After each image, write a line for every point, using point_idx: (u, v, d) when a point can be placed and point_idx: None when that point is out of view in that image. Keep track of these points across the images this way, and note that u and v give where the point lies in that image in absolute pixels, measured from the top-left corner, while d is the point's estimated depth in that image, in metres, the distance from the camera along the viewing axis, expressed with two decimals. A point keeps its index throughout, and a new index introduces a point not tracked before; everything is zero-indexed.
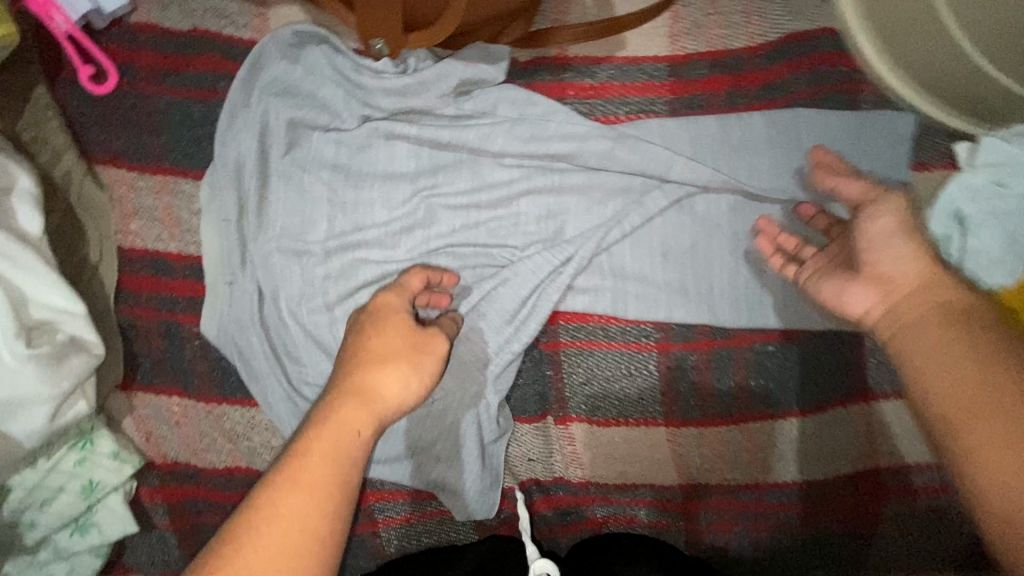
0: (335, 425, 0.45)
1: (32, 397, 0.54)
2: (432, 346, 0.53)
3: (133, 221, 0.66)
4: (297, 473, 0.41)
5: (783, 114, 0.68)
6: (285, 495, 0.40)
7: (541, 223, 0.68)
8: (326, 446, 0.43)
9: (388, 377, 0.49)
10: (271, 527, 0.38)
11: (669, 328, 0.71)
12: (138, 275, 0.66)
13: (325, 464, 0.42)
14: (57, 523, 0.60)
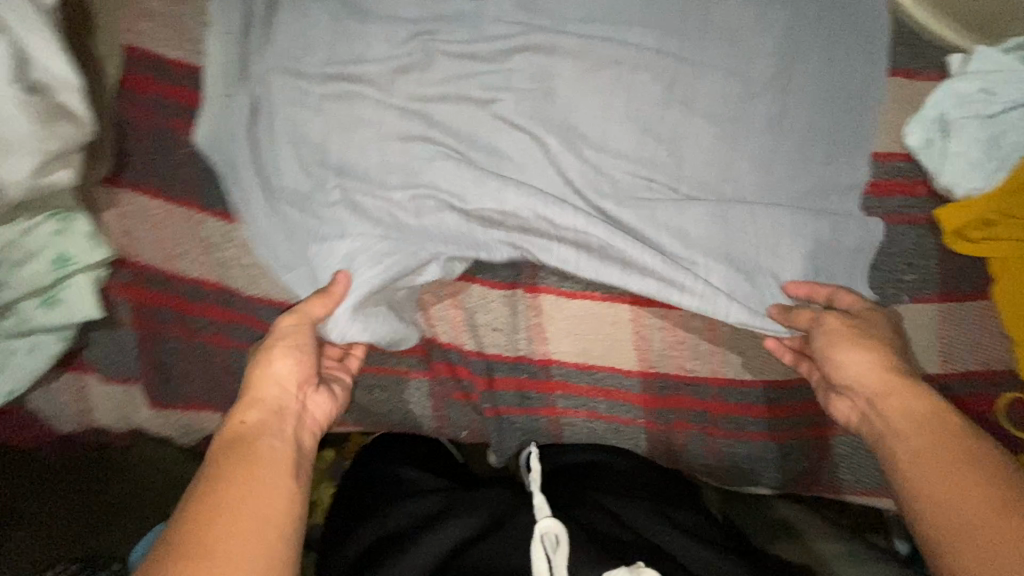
0: (239, 451, 0.52)
1: (21, 147, 0.57)
2: (306, 326, 0.62)
3: (142, 22, 0.68)
4: (230, 501, 0.48)
5: (786, 4, 0.69)
6: (226, 516, 0.46)
7: (535, 86, 0.69)
8: (266, 461, 0.52)
9: (282, 370, 0.59)
10: (240, 519, 0.47)
11: None
12: (138, 75, 0.68)
13: (265, 474, 0.51)
14: (27, 288, 0.62)
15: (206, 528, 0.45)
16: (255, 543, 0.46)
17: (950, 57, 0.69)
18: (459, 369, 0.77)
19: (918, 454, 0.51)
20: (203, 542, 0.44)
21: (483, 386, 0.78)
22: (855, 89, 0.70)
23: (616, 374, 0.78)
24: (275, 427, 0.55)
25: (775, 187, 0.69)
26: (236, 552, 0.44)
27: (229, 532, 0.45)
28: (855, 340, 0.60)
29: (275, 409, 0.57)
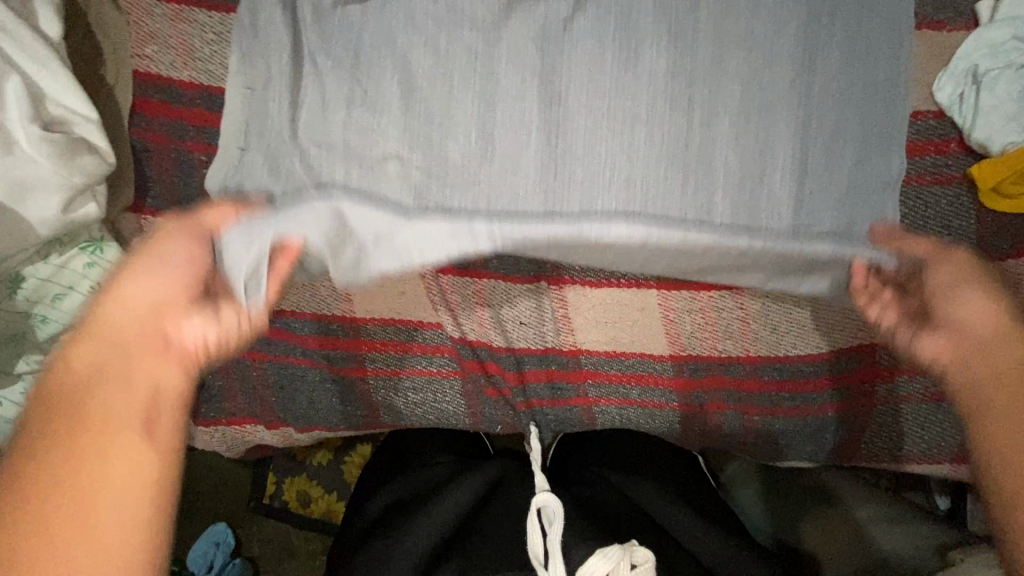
0: (69, 416, 0.46)
1: (47, 184, 0.57)
2: (131, 290, 0.56)
3: (148, 46, 0.67)
4: (94, 425, 0.46)
5: None
6: (69, 463, 0.43)
7: (540, 87, 0.68)
8: (105, 404, 0.47)
9: (120, 322, 0.54)
10: (90, 480, 0.43)
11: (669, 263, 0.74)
12: (150, 100, 0.68)
13: (122, 411, 0.48)
14: (67, 321, 0.64)
15: (60, 445, 0.44)
16: (117, 514, 0.43)
17: (979, 5, 0.66)
18: (489, 365, 0.78)
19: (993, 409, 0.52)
20: (49, 458, 0.43)
21: (515, 380, 0.78)
22: (881, 51, 0.66)
23: (647, 360, 0.78)
24: (117, 386, 0.49)
25: (802, 163, 0.66)
26: (104, 488, 0.43)
27: (105, 476, 0.44)
28: (967, 274, 0.61)
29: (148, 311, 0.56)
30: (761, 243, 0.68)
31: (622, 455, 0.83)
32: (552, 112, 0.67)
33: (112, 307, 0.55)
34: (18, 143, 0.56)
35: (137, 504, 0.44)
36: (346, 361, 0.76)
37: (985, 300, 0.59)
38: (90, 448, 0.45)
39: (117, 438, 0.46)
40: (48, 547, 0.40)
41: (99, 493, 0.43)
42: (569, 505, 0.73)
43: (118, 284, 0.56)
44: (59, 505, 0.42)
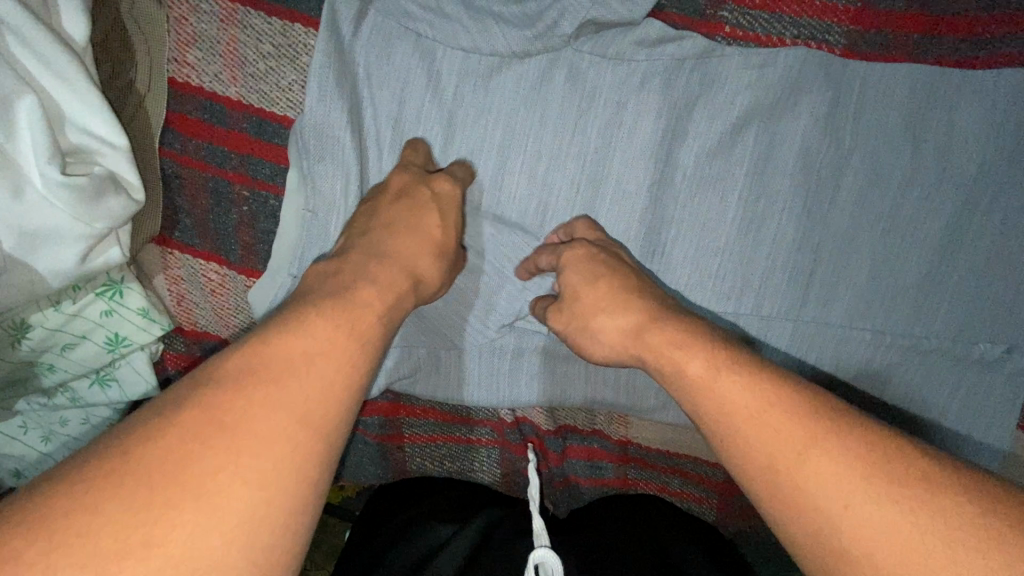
0: (267, 374, 0.33)
1: (68, 234, 0.48)
2: (432, 226, 0.51)
3: (191, 50, 0.55)
4: (270, 376, 0.34)
5: (986, 77, 0.55)
6: (211, 431, 0.30)
7: (649, 173, 0.59)
8: (286, 372, 0.34)
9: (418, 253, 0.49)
10: (233, 458, 0.30)
11: None
12: (188, 117, 0.57)
13: (311, 388, 0.34)
14: (78, 370, 0.56)
15: (261, 385, 0.33)
16: (266, 466, 0.31)
17: None
18: (532, 442, 0.72)
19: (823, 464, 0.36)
20: (264, 372, 0.34)
21: (556, 459, 0.74)
22: None
23: (700, 462, 0.73)
24: (363, 318, 0.41)
25: (913, 309, 0.60)
26: (225, 483, 0.29)
27: (247, 424, 0.31)
28: (613, 299, 0.53)
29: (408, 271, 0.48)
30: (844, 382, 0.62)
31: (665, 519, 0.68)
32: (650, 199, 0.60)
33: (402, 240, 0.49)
34: (33, 186, 0.46)
35: (305, 473, 0.32)
36: (383, 426, 0.70)
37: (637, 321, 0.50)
38: (258, 388, 0.33)
39: (273, 396, 0.33)
40: (141, 495, 0.28)
41: (275, 467, 0.31)
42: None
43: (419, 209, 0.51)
44: (215, 436, 0.30)
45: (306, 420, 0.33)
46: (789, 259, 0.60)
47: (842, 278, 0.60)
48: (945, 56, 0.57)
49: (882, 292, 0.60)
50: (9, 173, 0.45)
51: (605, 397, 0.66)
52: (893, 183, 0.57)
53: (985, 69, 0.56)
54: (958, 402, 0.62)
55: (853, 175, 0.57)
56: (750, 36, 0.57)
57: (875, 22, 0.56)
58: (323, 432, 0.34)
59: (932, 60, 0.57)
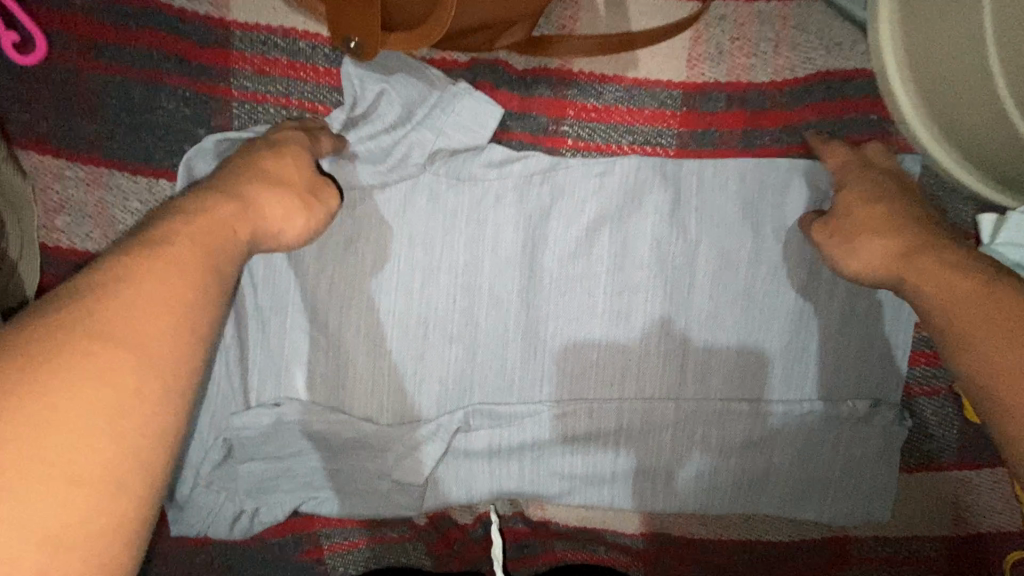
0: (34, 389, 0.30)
1: None
2: (263, 164, 0.50)
3: (59, 216, 0.57)
4: (132, 310, 0.35)
5: (805, 160, 0.61)
6: None
7: (521, 274, 0.63)
8: (96, 373, 0.32)
9: (273, 203, 0.48)
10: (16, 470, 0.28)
11: (658, 457, 0.66)
12: (64, 277, 0.58)
13: (139, 364, 0.34)
14: None
15: (98, 345, 0.33)
16: (114, 446, 0.31)
17: (981, 217, 0.62)
18: (452, 535, 0.73)
19: (942, 291, 0.47)
20: (85, 347, 0.32)
21: (480, 551, 0.73)
22: None
23: (619, 534, 0.74)
24: (205, 292, 0.39)
25: (781, 376, 0.64)
26: (57, 470, 0.29)
27: (40, 449, 0.29)
28: (879, 223, 0.54)
29: (255, 238, 0.47)
30: (731, 448, 0.65)
31: None
32: (527, 295, 0.63)
33: (229, 210, 0.45)
34: None
35: (147, 463, 0.32)
36: (301, 543, 0.71)
37: (875, 239, 0.53)
38: (123, 318, 0.34)
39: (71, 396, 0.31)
40: None
41: (129, 417, 0.32)
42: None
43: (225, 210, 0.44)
44: None
45: (170, 362, 0.35)
46: (663, 339, 0.63)
47: (714, 352, 0.64)
48: (769, 144, 0.62)
49: (752, 362, 0.64)
50: None
51: (512, 487, 0.67)
52: (745, 261, 0.62)
53: (801, 154, 0.62)
54: (840, 454, 0.66)
55: (706, 259, 0.62)
56: (591, 145, 0.62)
57: (701, 122, 0.62)
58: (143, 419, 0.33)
59: (759, 149, 0.62)
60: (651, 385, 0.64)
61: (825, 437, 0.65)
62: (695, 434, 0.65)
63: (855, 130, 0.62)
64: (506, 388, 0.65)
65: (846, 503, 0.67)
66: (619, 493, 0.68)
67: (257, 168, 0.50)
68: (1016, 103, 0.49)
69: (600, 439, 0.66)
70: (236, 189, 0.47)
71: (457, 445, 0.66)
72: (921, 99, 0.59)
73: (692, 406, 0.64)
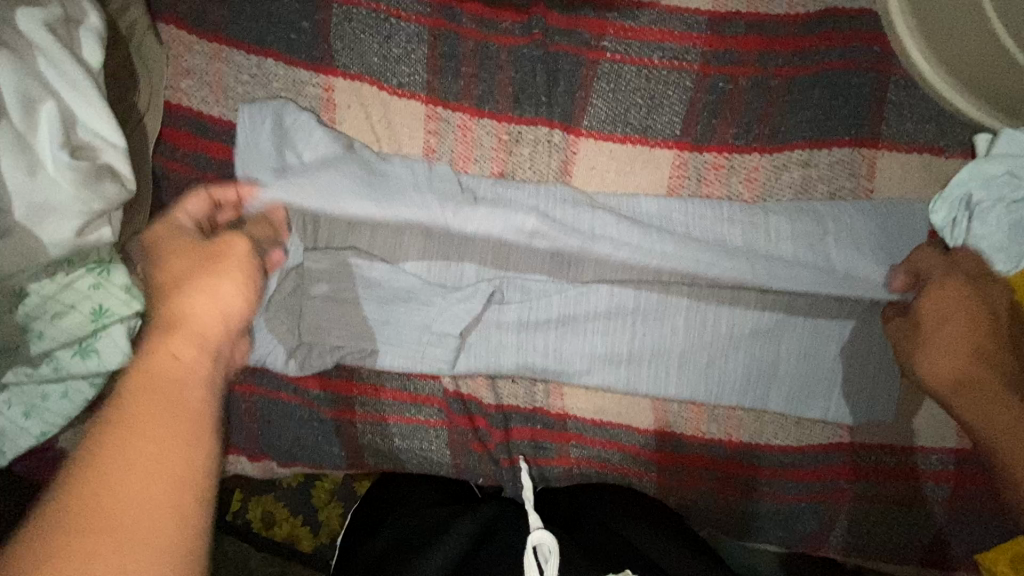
0: (110, 480, 0.35)
1: (67, 209, 0.58)
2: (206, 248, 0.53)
3: (183, 79, 0.69)
4: (123, 428, 0.37)
5: (813, 81, 0.70)
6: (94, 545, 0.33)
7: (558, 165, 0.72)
8: (147, 451, 0.37)
9: (211, 297, 0.49)
10: (134, 527, 0.34)
11: (671, 342, 0.73)
12: (179, 130, 0.70)
13: (176, 431, 0.38)
14: (64, 338, 0.64)
15: (93, 480, 0.35)
16: (188, 481, 0.37)
17: (978, 136, 0.69)
18: (477, 420, 0.78)
19: (997, 427, 0.60)
20: (119, 447, 0.36)
21: (501, 437, 0.78)
22: (880, 169, 0.70)
23: (631, 431, 0.78)
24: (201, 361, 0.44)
25: (789, 271, 0.70)
26: (156, 522, 0.35)
27: (141, 505, 0.35)
28: (961, 344, 0.63)
29: (218, 351, 0.46)
30: (740, 337, 0.72)
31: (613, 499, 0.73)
32: (562, 183, 0.72)
33: (180, 308, 0.47)
34: (44, 168, 0.57)
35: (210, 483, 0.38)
36: (336, 403, 0.76)
37: (944, 344, 0.64)
38: (136, 451, 0.36)
39: (143, 474, 0.36)
40: None
41: (187, 460, 0.38)
42: (576, 553, 0.60)
43: (156, 341, 0.44)
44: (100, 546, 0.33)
45: (195, 405, 0.41)
46: (683, 230, 0.71)
47: (728, 244, 0.71)
48: (785, 66, 0.71)
49: (761, 255, 0.70)
50: (26, 156, 0.56)
51: (537, 365, 0.74)
52: (756, 162, 0.71)
53: (811, 75, 0.70)
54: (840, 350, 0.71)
55: (719, 160, 0.71)
56: (627, 58, 0.71)
57: (723, 44, 0.71)
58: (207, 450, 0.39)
59: (775, 70, 0.71)
60: (667, 272, 0.71)
61: (827, 332, 0.71)
62: (705, 321, 0.72)
63: (864, 59, 0.70)
64: (538, 267, 0.72)
65: (848, 401, 0.72)
66: (634, 378, 0.73)
67: (167, 285, 0.49)
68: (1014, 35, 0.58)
69: (619, 320, 0.73)
70: (164, 316, 0.47)
71: (491, 315, 0.74)
72: (921, 32, 0.68)
73: (705, 293, 0.71)
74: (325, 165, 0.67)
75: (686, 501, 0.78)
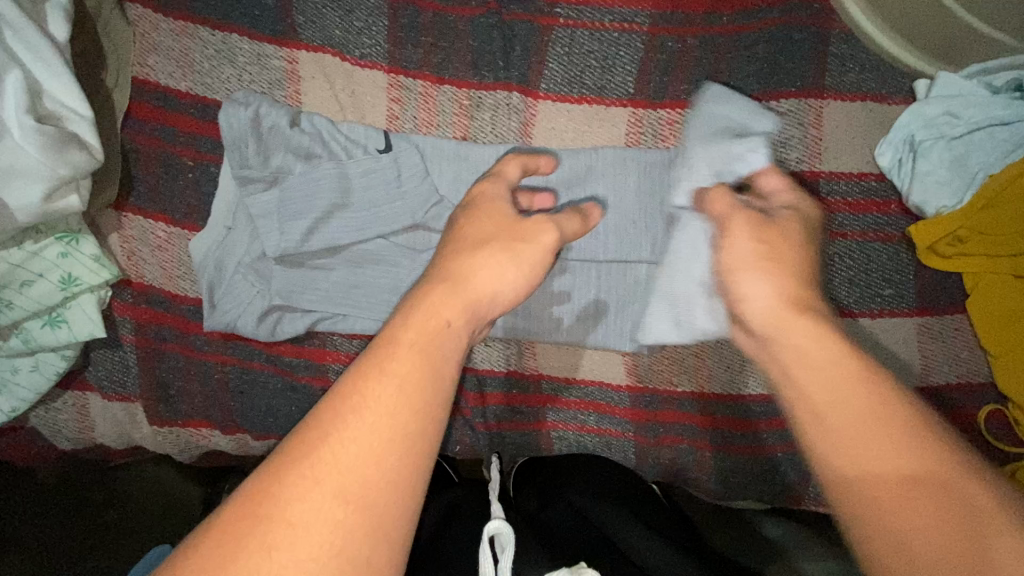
0: (357, 418, 0.40)
1: (31, 173, 0.59)
2: (496, 209, 0.57)
3: (151, 56, 0.71)
4: (389, 364, 0.42)
5: (755, 38, 0.74)
6: (325, 473, 0.37)
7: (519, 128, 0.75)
8: (393, 407, 0.40)
9: (486, 267, 0.52)
10: (348, 475, 0.38)
11: (636, 289, 0.74)
12: (146, 105, 0.71)
13: (415, 405, 0.41)
14: (32, 307, 0.64)
15: (366, 399, 0.40)
16: (399, 463, 0.39)
17: (916, 82, 0.73)
18: (451, 386, 0.79)
19: (841, 433, 0.41)
20: (375, 388, 0.41)
21: (475, 401, 0.79)
22: (825, 119, 0.74)
23: (605, 389, 0.78)
24: (443, 333, 0.46)
25: None
26: (359, 480, 0.38)
27: (362, 451, 0.39)
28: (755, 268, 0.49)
29: (473, 313, 0.49)
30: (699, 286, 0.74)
31: (605, 480, 0.73)
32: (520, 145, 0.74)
33: (468, 261, 0.52)
34: (12, 134, 0.59)
35: (411, 476, 0.40)
36: (309, 368, 0.74)
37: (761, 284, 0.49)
38: (379, 398, 0.41)
39: (381, 431, 0.39)
40: (253, 522, 0.36)
41: (412, 436, 0.40)
42: (533, 539, 0.61)
43: (440, 298, 0.48)
44: (321, 476, 0.37)
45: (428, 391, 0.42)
46: (638, 183, 0.73)
47: None
48: (728, 25, 0.74)
49: None
50: None
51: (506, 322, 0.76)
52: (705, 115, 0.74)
53: (753, 33, 0.74)
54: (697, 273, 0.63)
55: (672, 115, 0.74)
56: (578, 23, 0.74)
57: (669, 6, 0.74)
58: (421, 436, 0.41)
59: (720, 29, 0.74)
60: (626, 224, 0.73)
61: None
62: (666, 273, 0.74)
63: (803, 15, 0.74)
64: None
65: None
66: (602, 330, 0.75)
67: (469, 240, 0.54)
68: (965, 4, 0.64)
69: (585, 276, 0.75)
70: (452, 270, 0.51)
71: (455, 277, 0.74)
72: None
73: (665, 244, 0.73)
74: (292, 138, 0.70)
75: (664, 455, 0.79)
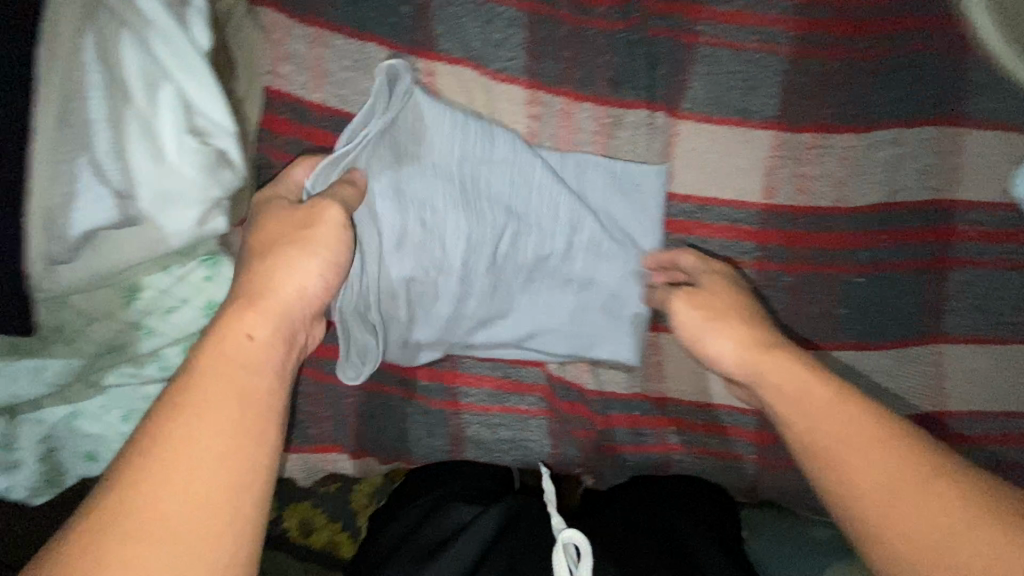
0: (150, 456, 0.40)
1: (189, 196, 0.56)
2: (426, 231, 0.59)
3: (283, 64, 0.67)
4: (192, 403, 0.42)
5: (896, 65, 0.73)
6: (138, 522, 0.38)
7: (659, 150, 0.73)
8: (179, 443, 0.41)
9: (287, 275, 0.50)
10: (153, 523, 0.38)
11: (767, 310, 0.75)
12: (278, 117, 0.68)
13: (211, 432, 0.42)
14: (173, 334, 0.61)
15: (165, 442, 0.41)
16: (191, 500, 0.40)
17: None
18: (578, 407, 0.78)
19: (841, 456, 0.49)
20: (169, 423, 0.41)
21: (601, 423, 0.78)
22: (965, 148, 0.73)
23: (733, 412, 0.78)
24: (268, 362, 0.46)
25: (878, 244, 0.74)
26: (181, 534, 0.38)
27: (169, 497, 0.39)
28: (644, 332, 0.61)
29: (285, 324, 0.49)
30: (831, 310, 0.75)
31: (673, 504, 0.72)
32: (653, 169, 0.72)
33: (277, 276, 0.50)
34: (169, 154, 0.54)
35: (226, 513, 0.40)
36: (441, 393, 0.77)
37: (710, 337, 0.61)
38: (177, 436, 0.41)
39: (185, 467, 0.40)
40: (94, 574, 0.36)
41: (199, 472, 0.40)
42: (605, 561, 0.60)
43: (244, 318, 0.47)
44: (129, 524, 0.38)
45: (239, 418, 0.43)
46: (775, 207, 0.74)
47: (820, 219, 0.74)
48: (870, 50, 0.73)
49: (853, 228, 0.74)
50: (152, 141, 0.54)
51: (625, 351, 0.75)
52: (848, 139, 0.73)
53: (895, 59, 0.73)
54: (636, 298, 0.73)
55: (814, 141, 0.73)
56: (723, 42, 0.72)
57: (812, 28, 0.73)
58: (237, 466, 0.42)
59: (862, 54, 0.73)
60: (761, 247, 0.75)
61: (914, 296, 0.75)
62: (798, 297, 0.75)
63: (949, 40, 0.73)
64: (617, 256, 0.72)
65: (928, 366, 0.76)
66: None
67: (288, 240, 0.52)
68: None
69: None
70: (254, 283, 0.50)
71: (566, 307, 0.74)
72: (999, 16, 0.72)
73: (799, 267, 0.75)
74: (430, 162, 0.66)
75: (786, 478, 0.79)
